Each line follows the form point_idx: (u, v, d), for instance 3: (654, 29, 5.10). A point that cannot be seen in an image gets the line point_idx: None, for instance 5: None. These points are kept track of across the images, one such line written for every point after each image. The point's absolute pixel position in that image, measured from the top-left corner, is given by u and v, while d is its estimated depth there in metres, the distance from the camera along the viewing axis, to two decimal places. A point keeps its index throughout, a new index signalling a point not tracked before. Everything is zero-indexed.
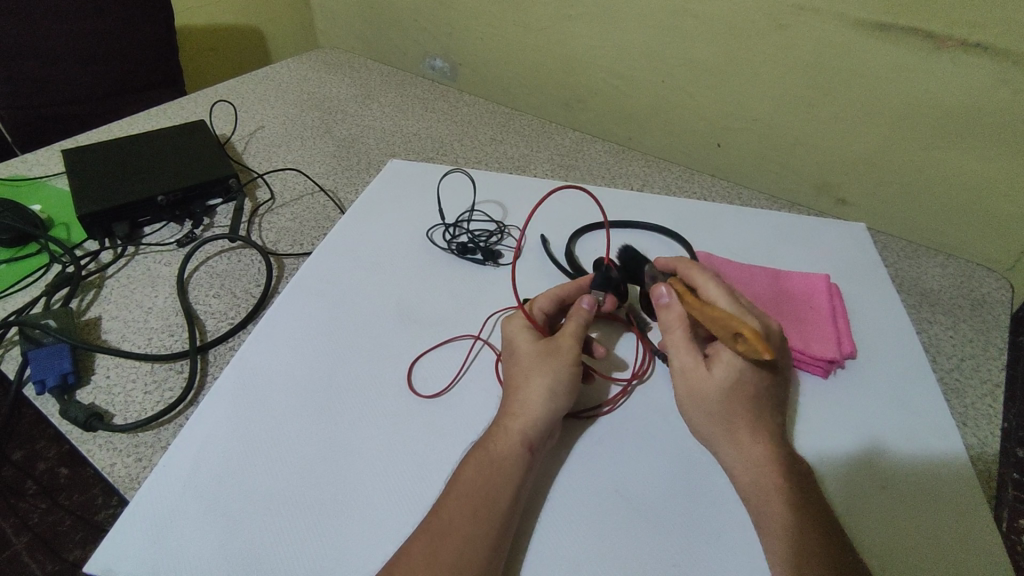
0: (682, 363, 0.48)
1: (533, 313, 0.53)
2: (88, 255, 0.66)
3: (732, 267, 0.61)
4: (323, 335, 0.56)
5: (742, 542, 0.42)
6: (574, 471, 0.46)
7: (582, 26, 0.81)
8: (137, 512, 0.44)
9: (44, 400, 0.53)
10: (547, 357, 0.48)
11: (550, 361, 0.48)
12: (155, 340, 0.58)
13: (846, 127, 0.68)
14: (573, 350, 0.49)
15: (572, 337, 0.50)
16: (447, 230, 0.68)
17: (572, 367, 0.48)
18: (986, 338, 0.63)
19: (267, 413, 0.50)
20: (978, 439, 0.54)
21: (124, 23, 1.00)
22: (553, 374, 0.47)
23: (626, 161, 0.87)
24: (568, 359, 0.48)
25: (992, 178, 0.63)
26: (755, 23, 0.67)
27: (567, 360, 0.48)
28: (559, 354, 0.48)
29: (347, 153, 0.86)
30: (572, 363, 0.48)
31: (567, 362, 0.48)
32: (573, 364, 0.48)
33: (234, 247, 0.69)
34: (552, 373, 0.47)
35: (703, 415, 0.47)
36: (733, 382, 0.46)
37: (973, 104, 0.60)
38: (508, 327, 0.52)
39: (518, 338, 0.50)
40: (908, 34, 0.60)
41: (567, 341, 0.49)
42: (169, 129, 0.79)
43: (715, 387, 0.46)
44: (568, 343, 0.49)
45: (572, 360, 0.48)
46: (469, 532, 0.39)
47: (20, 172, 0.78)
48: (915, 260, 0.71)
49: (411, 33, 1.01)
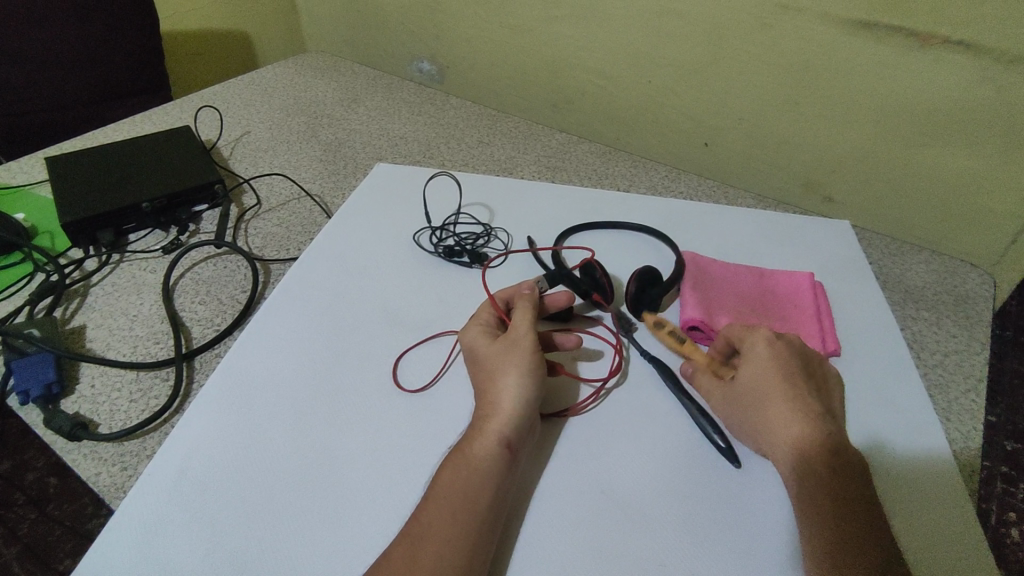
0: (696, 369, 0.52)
1: (484, 314, 0.53)
2: (73, 263, 0.66)
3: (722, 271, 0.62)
4: (308, 341, 0.56)
5: (728, 544, 0.42)
6: (561, 473, 0.46)
7: (568, 27, 0.81)
8: (121, 523, 0.44)
9: (28, 410, 0.53)
10: (505, 354, 0.48)
11: (515, 355, 0.48)
12: (140, 348, 0.58)
13: (828, 125, 0.69)
14: (531, 338, 0.49)
15: (527, 326, 0.50)
16: (434, 233, 0.68)
17: (533, 356, 0.48)
18: (969, 334, 0.64)
19: (252, 421, 0.50)
20: (962, 434, 0.54)
21: (109, 29, 1.00)
22: (518, 367, 0.47)
23: (614, 161, 0.87)
24: (527, 349, 0.48)
25: (976, 173, 0.63)
26: (741, 23, 0.68)
27: (528, 350, 0.48)
28: (521, 344, 0.48)
29: (333, 158, 0.86)
30: (534, 350, 0.48)
31: (530, 350, 0.48)
32: (534, 351, 0.48)
33: (220, 253, 0.69)
34: (516, 367, 0.47)
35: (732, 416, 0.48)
36: (754, 382, 0.48)
37: (956, 101, 0.60)
38: (462, 338, 0.52)
39: (477, 343, 0.50)
40: (890, 32, 0.60)
41: (521, 332, 0.49)
42: (155, 135, 0.79)
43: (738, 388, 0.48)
44: (523, 333, 0.49)
45: (532, 346, 0.49)
46: (451, 535, 0.40)
47: (4, 180, 0.78)
48: (899, 257, 0.72)
49: (398, 36, 1.01)
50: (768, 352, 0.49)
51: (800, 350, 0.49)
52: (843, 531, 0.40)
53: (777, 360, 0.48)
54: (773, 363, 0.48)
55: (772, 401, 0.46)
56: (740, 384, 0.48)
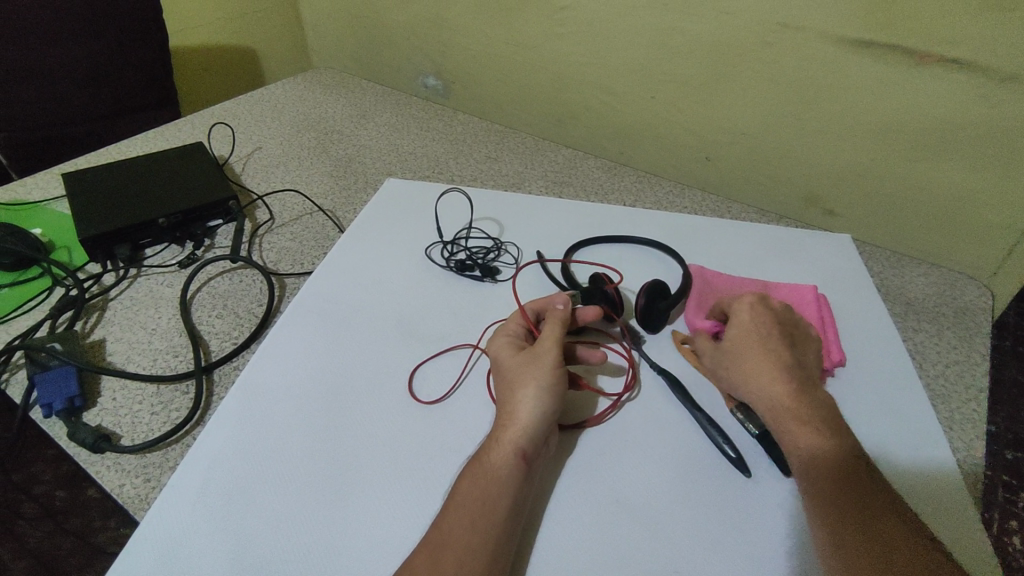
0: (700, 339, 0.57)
1: (513, 325, 0.55)
2: (91, 278, 0.67)
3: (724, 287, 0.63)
4: (325, 354, 0.57)
5: (741, 551, 0.43)
6: (576, 483, 0.47)
7: (572, 44, 0.83)
8: (146, 534, 0.45)
9: (52, 423, 0.54)
10: (528, 367, 0.49)
11: (537, 368, 0.49)
12: (160, 361, 0.59)
13: (829, 141, 0.71)
14: (555, 351, 0.50)
15: (552, 340, 0.51)
16: (446, 247, 0.69)
17: (555, 371, 0.49)
18: (969, 345, 0.65)
19: (272, 433, 0.51)
20: (964, 443, 0.55)
21: (121, 46, 1.02)
22: (538, 382, 0.48)
23: (619, 176, 0.89)
24: (549, 364, 0.49)
25: (972, 188, 0.65)
26: (742, 41, 0.70)
27: (550, 365, 0.49)
28: (544, 359, 0.50)
29: (344, 173, 0.87)
30: (556, 365, 0.50)
31: (551, 364, 0.49)
32: (556, 365, 0.50)
33: (236, 267, 0.70)
34: (537, 381, 0.48)
35: (725, 378, 0.53)
36: (741, 339, 0.54)
37: (952, 118, 0.62)
38: (490, 346, 0.53)
39: (502, 354, 0.52)
40: (887, 51, 0.62)
41: (546, 347, 0.51)
42: (170, 151, 0.80)
43: (728, 349, 0.54)
44: (548, 348, 0.51)
45: (555, 360, 0.50)
46: (470, 543, 0.41)
47: (20, 196, 0.79)
48: (899, 270, 0.74)
49: (404, 52, 1.03)
50: (754, 312, 0.55)
51: (780, 317, 0.56)
52: (865, 540, 0.41)
53: (758, 319, 0.55)
54: (758, 324, 0.54)
55: (759, 355, 0.52)
56: (730, 343, 0.54)
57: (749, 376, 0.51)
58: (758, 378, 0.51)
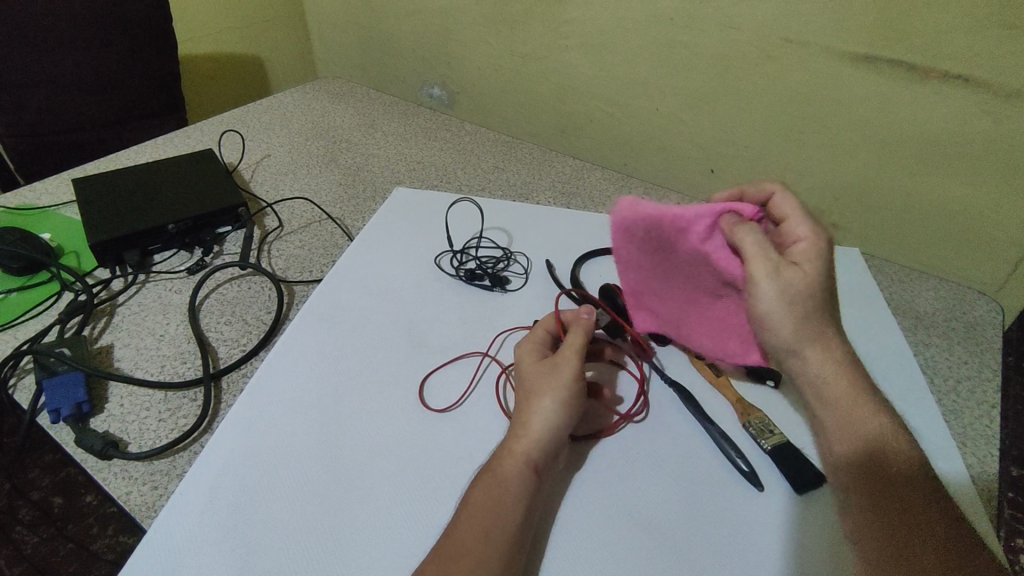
0: (771, 267, 0.46)
1: (540, 332, 0.55)
2: (100, 284, 0.67)
3: (710, 238, 0.49)
4: (333, 362, 0.57)
5: (756, 565, 0.43)
6: (587, 493, 0.47)
7: (577, 56, 0.84)
8: (155, 541, 0.44)
9: (59, 428, 0.53)
10: (546, 377, 0.49)
11: (555, 378, 0.49)
12: (168, 368, 0.59)
13: (836, 155, 0.71)
14: (574, 364, 0.50)
15: (573, 352, 0.51)
16: (455, 256, 0.69)
17: (573, 384, 0.49)
18: (980, 360, 0.65)
19: (281, 441, 0.51)
20: (977, 459, 0.55)
21: (130, 54, 1.02)
22: (554, 393, 0.48)
23: (626, 188, 0.89)
24: (567, 376, 0.49)
25: (979, 203, 0.65)
26: (747, 55, 0.70)
27: (568, 377, 0.49)
28: (563, 371, 0.50)
29: (353, 182, 0.87)
30: (575, 378, 0.49)
31: (570, 377, 0.49)
32: (574, 379, 0.49)
33: (245, 274, 0.70)
34: (553, 393, 0.48)
35: (794, 318, 0.46)
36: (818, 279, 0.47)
37: (959, 133, 0.62)
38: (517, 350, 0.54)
39: (524, 361, 0.52)
40: (892, 66, 0.62)
41: (568, 359, 0.50)
42: (179, 158, 0.80)
43: (805, 284, 0.46)
44: (569, 360, 0.50)
45: (574, 373, 0.50)
46: (479, 552, 0.40)
47: (28, 200, 0.79)
48: (908, 284, 0.74)
49: (410, 62, 1.04)
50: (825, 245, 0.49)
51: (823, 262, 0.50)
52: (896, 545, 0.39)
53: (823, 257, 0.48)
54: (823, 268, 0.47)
55: (826, 312, 0.46)
56: (797, 286, 0.46)
57: (817, 329, 0.46)
58: (829, 336, 0.46)
